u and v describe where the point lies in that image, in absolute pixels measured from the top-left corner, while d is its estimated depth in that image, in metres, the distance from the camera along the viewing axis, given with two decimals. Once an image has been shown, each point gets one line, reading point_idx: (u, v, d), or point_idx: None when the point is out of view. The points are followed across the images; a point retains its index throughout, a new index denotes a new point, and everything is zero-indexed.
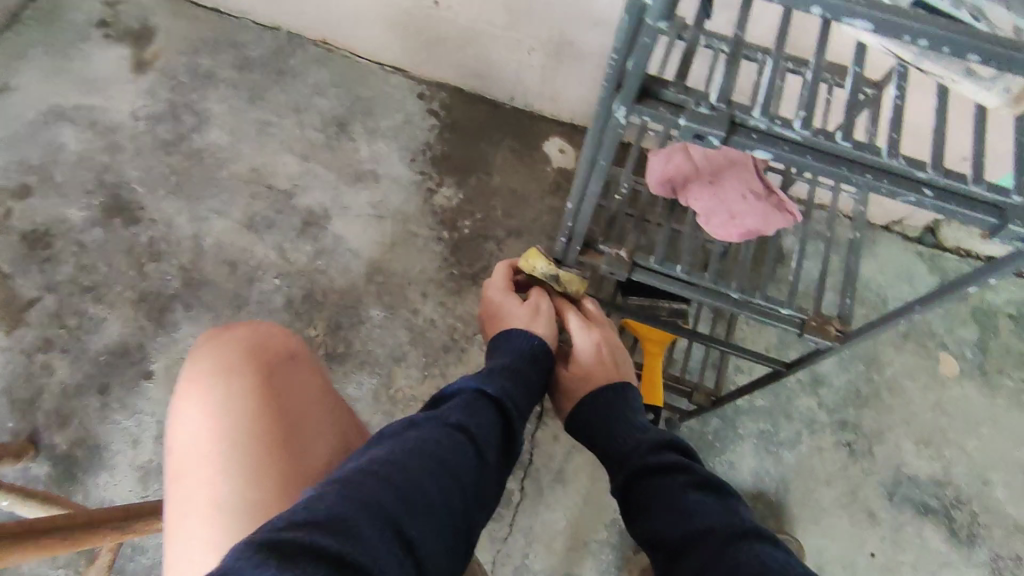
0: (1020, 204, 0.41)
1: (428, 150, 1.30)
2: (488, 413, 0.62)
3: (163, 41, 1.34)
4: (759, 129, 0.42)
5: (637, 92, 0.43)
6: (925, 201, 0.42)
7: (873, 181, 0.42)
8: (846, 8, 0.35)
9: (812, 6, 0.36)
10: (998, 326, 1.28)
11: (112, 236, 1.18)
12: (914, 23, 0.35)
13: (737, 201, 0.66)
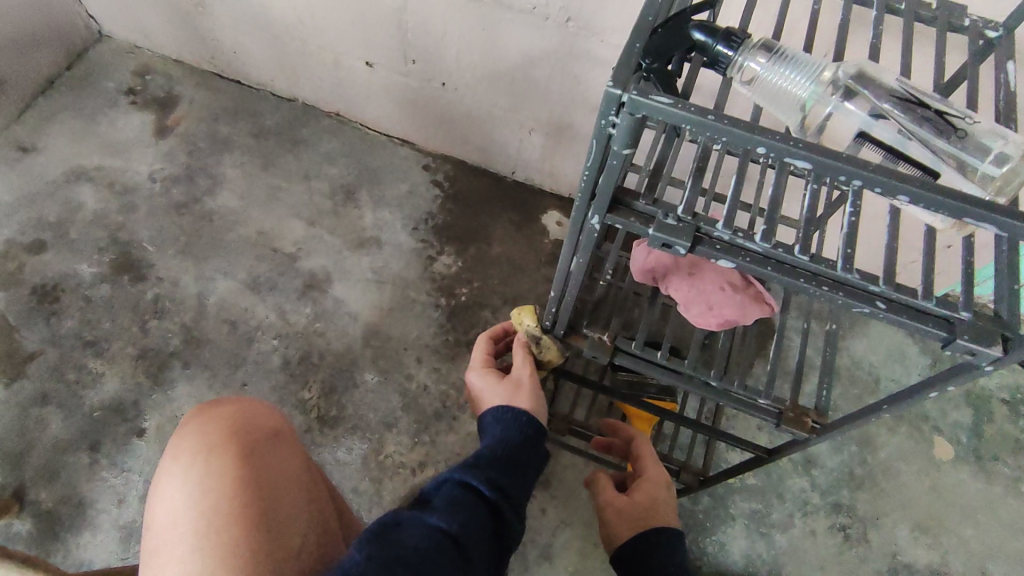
0: (969, 320, 0.42)
1: (430, 220, 1.35)
2: (476, 514, 0.59)
3: (185, 109, 1.43)
4: (722, 240, 0.45)
5: (607, 203, 0.46)
6: (879, 312, 0.43)
7: (829, 291, 0.44)
8: (787, 150, 0.38)
9: (758, 145, 0.39)
10: (994, 411, 1.28)
11: (118, 292, 1.21)
12: (846, 164, 0.38)
13: (715, 293, 0.68)
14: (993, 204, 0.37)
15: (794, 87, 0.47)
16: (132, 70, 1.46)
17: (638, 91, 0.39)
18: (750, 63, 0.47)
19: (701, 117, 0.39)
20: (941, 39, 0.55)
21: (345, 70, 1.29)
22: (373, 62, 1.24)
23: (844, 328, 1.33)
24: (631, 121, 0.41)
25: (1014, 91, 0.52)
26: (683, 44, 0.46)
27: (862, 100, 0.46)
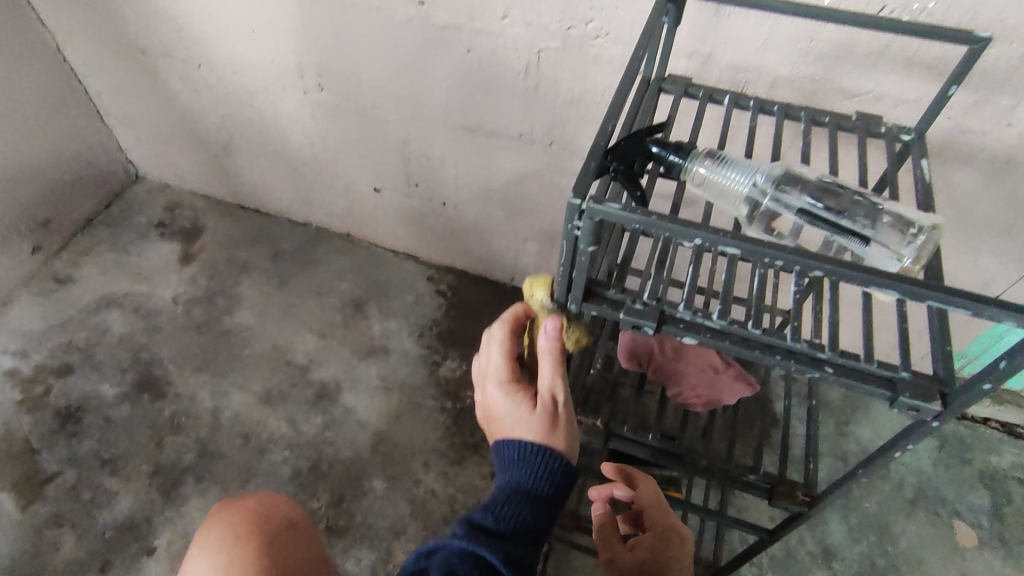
0: (909, 378, 0.47)
1: (435, 326, 1.42)
2: None
3: (209, 237, 1.56)
4: (684, 319, 0.50)
5: (581, 294, 0.52)
6: (829, 376, 0.48)
7: (782, 360, 0.48)
8: (720, 240, 0.44)
9: (694, 237, 0.45)
10: (1010, 491, 1.27)
11: (137, 410, 1.26)
12: (770, 248, 0.44)
13: (697, 376, 0.88)
14: (889, 272, 0.44)
15: (735, 184, 0.55)
16: (163, 206, 1.62)
17: (594, 199, 0.45)
18: (695, 168, 0.55)
19: (646, 218, 0.44)
20: (864, 141, 0.64)
21: (355, 197, 1.43)
22: (380, 188, 1.38)
23: (847, 413, 1.36)
24: (589, 225, 0.46)
25: (930, 184, 0.60)
26: (641, 153, 0.54)
27: (792, 194, 0.54)
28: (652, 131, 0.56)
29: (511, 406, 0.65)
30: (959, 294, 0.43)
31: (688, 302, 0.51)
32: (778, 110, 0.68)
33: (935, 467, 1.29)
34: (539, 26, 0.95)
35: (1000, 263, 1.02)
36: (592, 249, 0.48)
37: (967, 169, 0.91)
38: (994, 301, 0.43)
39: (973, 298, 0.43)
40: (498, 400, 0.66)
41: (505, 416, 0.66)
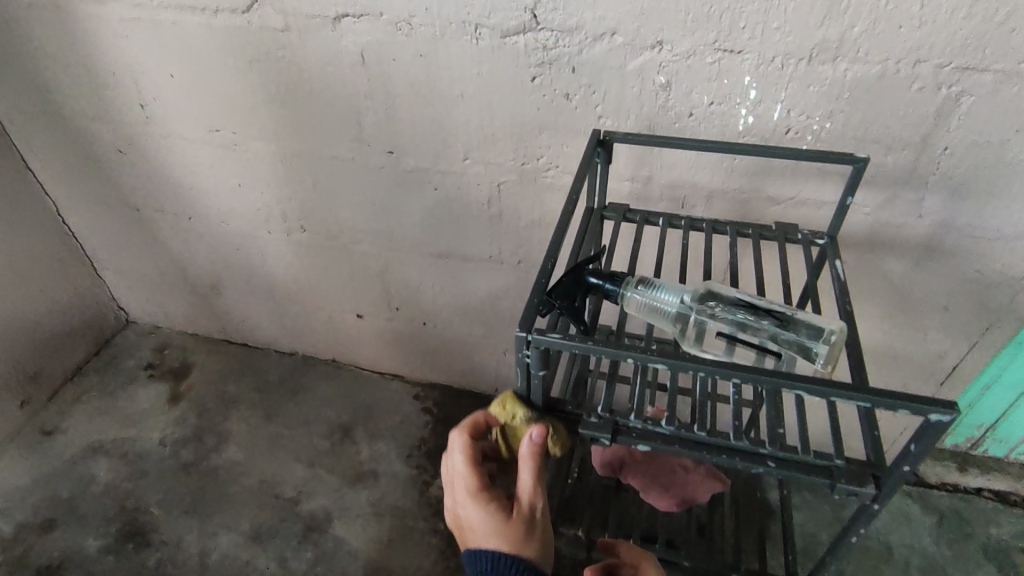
0: (843, 465, 0.52)
1: (423, 445, 1.43)
2: None
3: (197, 375, 1.59)
4: (637, 428, 0.56)
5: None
6: (772, 469, 0.52)
7: (728, 459, 0.53)
8: (647, 358, 0.49)
9: (626, 357, 0.50)
10: (1016, 564, 1.25)
11: (121, 562, 1.23)
12: (693, 362, 0.49)
13: (669, 477, 0.92)
14: (797, 374, 0.47)
15: (665, 305, 0.60)
16: (151, 348, 1.66)
17: (536, 331, 0.51)
18: (628, 296, 0.60)
19: (582, 344, 0.50)
20: (783, 248, 0.73)
21: (338, 323, 1.49)
22: (363, 314, 1.45)
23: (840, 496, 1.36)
24: (536, 353, 0.52)
25: (846, 282, 0.68)
26: (580, 286, 0.61)
27: (713, 307, 0.59)
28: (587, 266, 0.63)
29: (486, 517, 0.65)
30: (861, 391, 0.46)
31: (639, 412, 0.56)
32: (706, 226, 0.77)
33: (936, 545, 1.28)
34: (495, 163, 1.06)
35: (947, 337, 1.09)
36: (542, 373, 0.53)
37: (896, 257, 1.00)
38: (894, 394, 0.46)
39: (872, 392, 0.46)
40: (473, 514, 0.65)
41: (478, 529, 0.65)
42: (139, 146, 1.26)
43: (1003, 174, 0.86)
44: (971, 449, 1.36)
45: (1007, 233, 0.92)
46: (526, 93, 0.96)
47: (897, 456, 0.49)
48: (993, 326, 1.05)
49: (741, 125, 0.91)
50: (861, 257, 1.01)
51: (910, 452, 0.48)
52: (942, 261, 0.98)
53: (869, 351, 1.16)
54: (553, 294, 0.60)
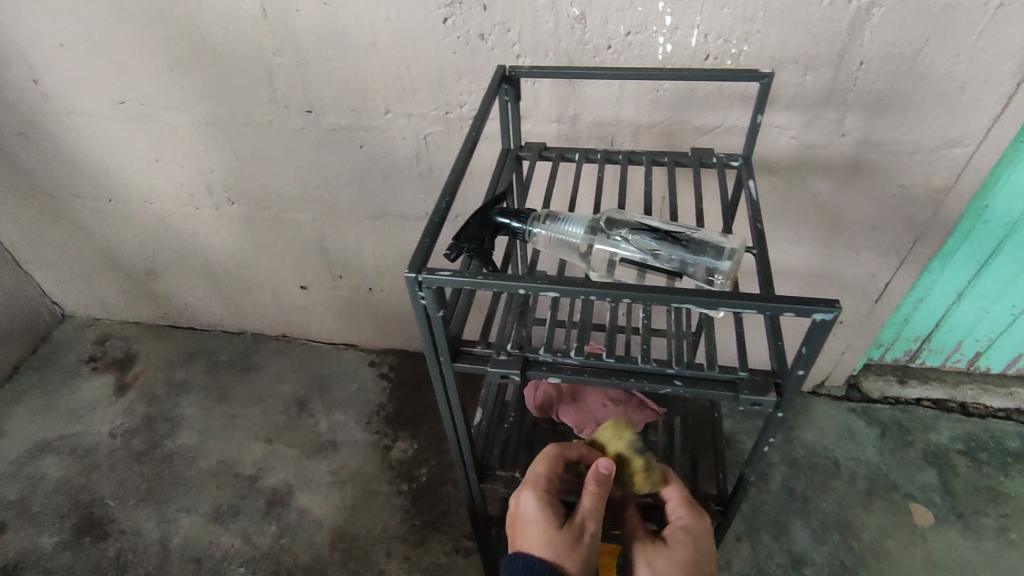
0: (745, 376, 0.53)
1: (382, 410, 1.42)
2: None
3: (143, 363, 1.55)
4: (547, 361, 0.56)
5: (449, 357, 0.56)
6: (679, 387, 0.54)
7: (635, 381, 0.54)
8: (540, 288, 0.49)
9: (518, 288, 0.50)
10: (955, 465, 1.32)
11: (80, 556, 1.21)
12: (583, 286, 0.48)
13: (596, 412, 0.86)
14: (684, 290, 0.47)
15: (569, 236, 0.59)
16: (93, 340, 1.61)
17: (427, 271, 0.49)
18: (533, 231, 0.59)
19: (474, 280, 0.49)
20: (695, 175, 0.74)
21: (283, 296, 1.46)
22: (306, 285, 1.41)
23: (791, 420, 1.41)
24: (431, 294, 0.51)
25: (758, 200, 0.68)
26: (488, 227, 0.60)
27: (617, 236, 0.58)
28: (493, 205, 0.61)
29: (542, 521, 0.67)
30: (744, 298, 0.46)
31: (548, 346, 0.57)
32: (623, 159, 0.77)
33: (881, 456, 1.34)
34: (418, 115, 1.03)
35: (879, 255, 1.11)
36: (441, 313, 0.52)
37: (823, 178, 1.01)
38: (777, 298, 0.46)
39: (756, 297, 0.46)
40: (530, 507, 0.68)
41: (529, 527, 0.68)
42: (41, 128, 1.18)
43: (917, 86, 0.87)
44: (911, 363, 1.42)
45: (926, 146, 0.93)
46: (439, 38, 0.92)
47: (790, 363, 0.51)
48: (921, 240, 1.07)
49: (661, 55, 0.89)
50: (790, 182, 1.02)
51: (801, 353, 0.49)
52: (867, 179, 0.99)
53: (807, 276, 1.18)
54: (462, 237, 0.57)
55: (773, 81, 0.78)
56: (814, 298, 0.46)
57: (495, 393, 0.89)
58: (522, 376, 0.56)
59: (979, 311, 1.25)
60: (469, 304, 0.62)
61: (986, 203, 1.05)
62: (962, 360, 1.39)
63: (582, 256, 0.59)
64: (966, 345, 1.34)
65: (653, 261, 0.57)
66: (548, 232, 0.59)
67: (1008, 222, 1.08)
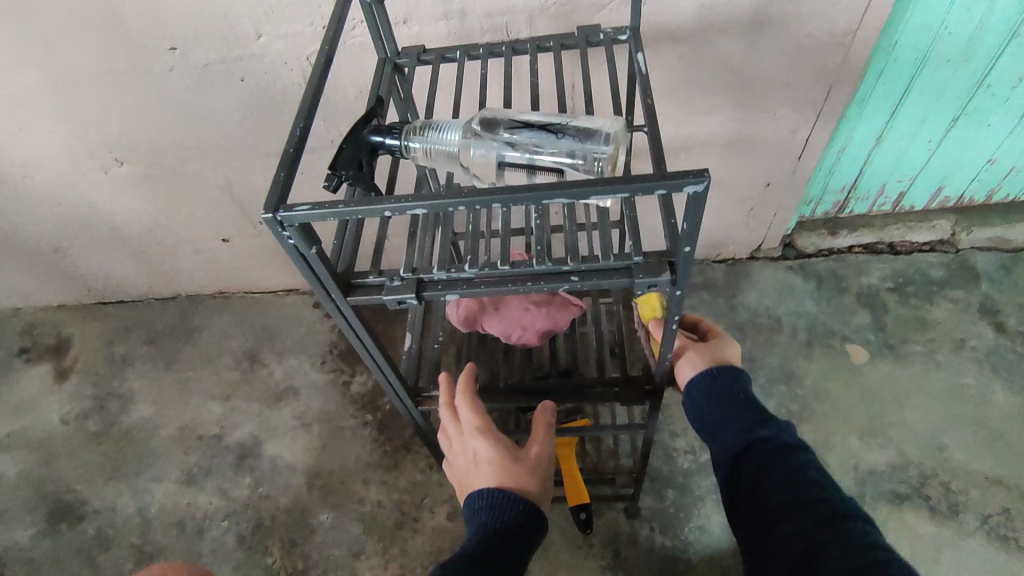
0: (640, 261, 0.53)
1: (334, 349, 1.41)
2: None
3: (79, 345, 1.49)
4: (442, 279, 0.56)
5: (341, 293, 0.55)
6: (576, 283, 0.54)
7: (532, 285, 0.54)
8: (405, 208, 0.47)
9: (384, 211, 0.47)
10: (886, 303, 1.39)
11: (61, 541, 1.22)
12: (450, 200, 0.46)
13: (522, 314, 0.85)
14: (554, 185, 0.45)
15: (446, 146, 0.57)
16: (19, 331, 1.53)
17: (284, 208, 0.47)
18: (411, 145, 0.56)
19: (334, 210, 0.47)
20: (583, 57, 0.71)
21: (206, 252, 1.39)
22: (228, 237, 1.35)
23: (733, 287, 1.45)
24: (296, 232, 0.48)
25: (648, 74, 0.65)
26: (362, 148, 0.55)
27: (491, 139, 0.56)
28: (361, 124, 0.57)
29: (493, 452, 0.71)
30: (616, 184, 0.45)
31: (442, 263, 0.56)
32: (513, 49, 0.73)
33: (818, 306, 1.40)
34: (294, 35, 0.93)
35: (795, 111, 1.10)
36: (315, 249, 0.50)
37: (733, 37, 0.96)
38: (648, 180, 0.44)
39: (627, 181, 0.45)
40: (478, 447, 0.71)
41: (482, 465, 0.70)
42: None
43: None
44: (841, 214, 1.45)
45: None
46: None
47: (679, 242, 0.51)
48: (834, 89, 1.06)
49: None
50: (698, 49, 0.98)
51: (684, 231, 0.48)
52: (775, 33, 0.96)
53: (729, 144, 1.17)
54: (337, 164, 0.52)
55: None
56: (685, 170, 0.44)
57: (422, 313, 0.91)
58: (419, 298, 0.56)
59: (898, 152, 1.27)
60: (358, 235, 0.60)
61: (894, 38, 1.03)
62: (888, 203, 1.42)
63: (465, 167, 0.58)
64: (889, 188, 1.37)
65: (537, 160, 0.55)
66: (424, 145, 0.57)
67: (917, 56, 1.07)
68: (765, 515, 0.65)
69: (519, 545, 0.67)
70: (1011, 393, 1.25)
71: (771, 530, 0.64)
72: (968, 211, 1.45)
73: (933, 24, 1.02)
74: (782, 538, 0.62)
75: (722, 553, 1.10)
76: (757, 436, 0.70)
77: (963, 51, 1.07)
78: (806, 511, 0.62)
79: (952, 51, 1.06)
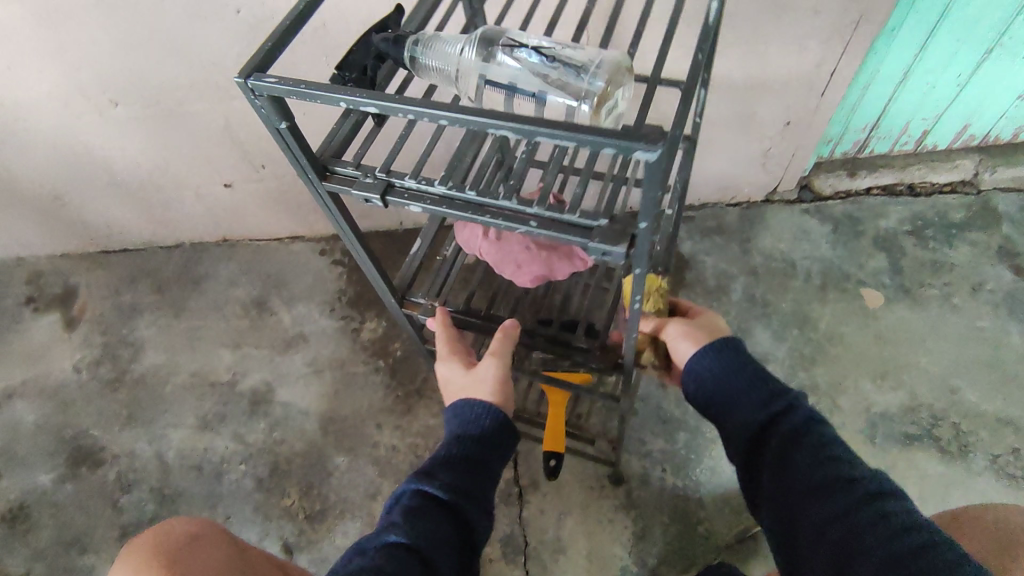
0: (604, 224, 0.53)
1: (343, 296, 1.40)
2: (437, 518, 0.65)
3: (85, 294, 1.48)
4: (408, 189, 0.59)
5: (316, 176, 0.60)
6: (535, 228, 0.56)
7: (490, 218, 0.57)
8: (356, 102, 0.50)
9: (340, 101, 0.50)
10: (903, 246, 1.37)
11: (82, 485, 1.24)
12: (403, 104, 0.48)
13: (520, 253, 0.83)
14: (501, 113, 0.46)
15: (445, 64, 0.57)
16: (24, 281, 1.51)
17: (254, 76, 0.51)
18: (411, 55, 0.58)
19: (294, 89, 0.50)
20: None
21: (208, 198, 1.36)
22: (231, 182, 1.31)
23: (747, 231, 1.42)
24: (263, 102, 0.53)
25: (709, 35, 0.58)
26: (369, 51, 0.57)
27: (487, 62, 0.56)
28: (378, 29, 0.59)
29: (455, 375, 0.76)
30: (563, 129, 0.45)
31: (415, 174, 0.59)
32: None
33: (834, 250, 1.38)
34: None
35: (822, 43, 1.04)
36: (283, 124, 0.54)
37: None
38: (597, 130, 0.44)
39: (576, 129, 0.44)
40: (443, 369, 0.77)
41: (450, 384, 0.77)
42: None
43: None
44: (860, 153, 1.40)
45: None
46: None
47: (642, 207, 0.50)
48: (864, 18, 0.99)
49: None
50: None
51: (643, 193, 0.48)
52: None
53: (749, 81, 1.12)
54: (342, 62, 0.55)
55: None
56: (635, 131, 0.43)
57: (437, 226, 0.91)
58: (385, 202, 0.59)
59: (924, 87, 1.21)
60: (356, 129, 0.63)
61: None
62: (910, 142, 1.38)
63: (459, 85, 0.58)
64: (913, 126, 1.33)
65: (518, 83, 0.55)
66: (423, 57, 0.58)
67: None
68: (790, 498, 0.63)
69: (488, 448, 0.72)
70: None
71: (797, 512, 0.62)
72: (993, 151, 1.40)
73: None
74: (812, 521, 0.61)
75: (732, 493, 1.12)
76: (775, 411, 0.68)
77: None
78: (836, 491, 0.61)
79: None
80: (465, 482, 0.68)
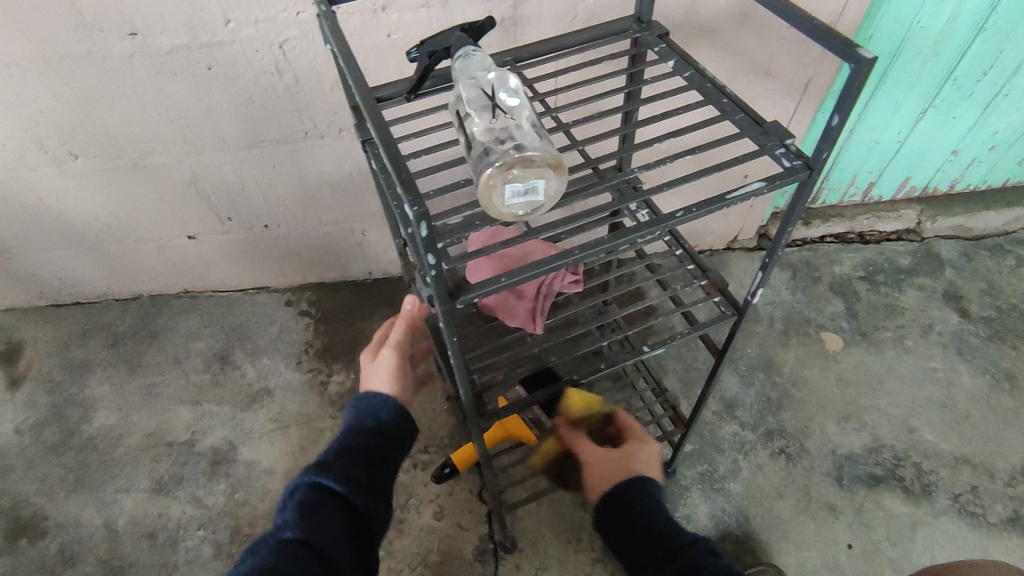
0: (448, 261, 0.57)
1: (310, 348, 1.37)
2: (335, 514, 0.71)
3: (32, 350, 1.40)
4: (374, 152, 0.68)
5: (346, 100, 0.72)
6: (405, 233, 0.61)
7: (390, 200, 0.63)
8: (337, 45, 0.59)
9: (334, 45, 0.60)
10: (857, 291, 1.43)
11: (19, 559, 1.14)
12: (349, 67, 0.56)
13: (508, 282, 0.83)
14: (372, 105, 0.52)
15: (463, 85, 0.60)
16: None
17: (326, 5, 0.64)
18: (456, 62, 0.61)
19: (327, 23, 0.62)
20: (702, 122, 0.65)
21: (170, 250, 1.33)
22: (194, 235, 1.29)
23: None
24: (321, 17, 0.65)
25: (681, 222, 0.60)
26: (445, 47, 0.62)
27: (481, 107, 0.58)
28: (468, 25, 0.63)
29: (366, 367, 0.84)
30: (385, 148, 0.49)
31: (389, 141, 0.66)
32: (570, 47, 0.76)
33: (794, 296, 1.43)
34: (266, 20, 0.89)
35: (776, 103, 1.10)
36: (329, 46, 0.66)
37: (712, 37, 0.97)
38: (399, 167, 0.48)
39: (392, 151, 0.49)
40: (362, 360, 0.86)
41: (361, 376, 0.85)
42: None
43: None
44: (814, 204, 1.48)
45: None
46: None
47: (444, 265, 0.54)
48: (813, 82, 1.06)
49: None
50: (684, 44, 0.97)
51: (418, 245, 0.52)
52: (754, 30, 0.97)
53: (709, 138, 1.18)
54: (425, 46, 0.63)
55: (872, 66, 0.54)
56: (413, 191, 0.48)
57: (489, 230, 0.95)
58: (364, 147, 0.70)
59: (868, 142, 1.29)
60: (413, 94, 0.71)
61: (870, 33, 1.06)
62: (858, 193, 1.46)
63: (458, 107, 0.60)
64: (860, 178, 1.41)
65: (468, 130, 0.58)
66: (466, 60, 0.60)
67: (890, 50, 1.10)
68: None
69: (381, 442, 0.78)
70: (976, 376, 1.31)
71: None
72: (933, 202, 1.50)
73: (908, 18, 1.04)
74: None
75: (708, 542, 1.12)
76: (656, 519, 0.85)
77: (934, 45, 1.09)
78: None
79: (924, 45, 1.09)
80: (359, 477, 0.74)
